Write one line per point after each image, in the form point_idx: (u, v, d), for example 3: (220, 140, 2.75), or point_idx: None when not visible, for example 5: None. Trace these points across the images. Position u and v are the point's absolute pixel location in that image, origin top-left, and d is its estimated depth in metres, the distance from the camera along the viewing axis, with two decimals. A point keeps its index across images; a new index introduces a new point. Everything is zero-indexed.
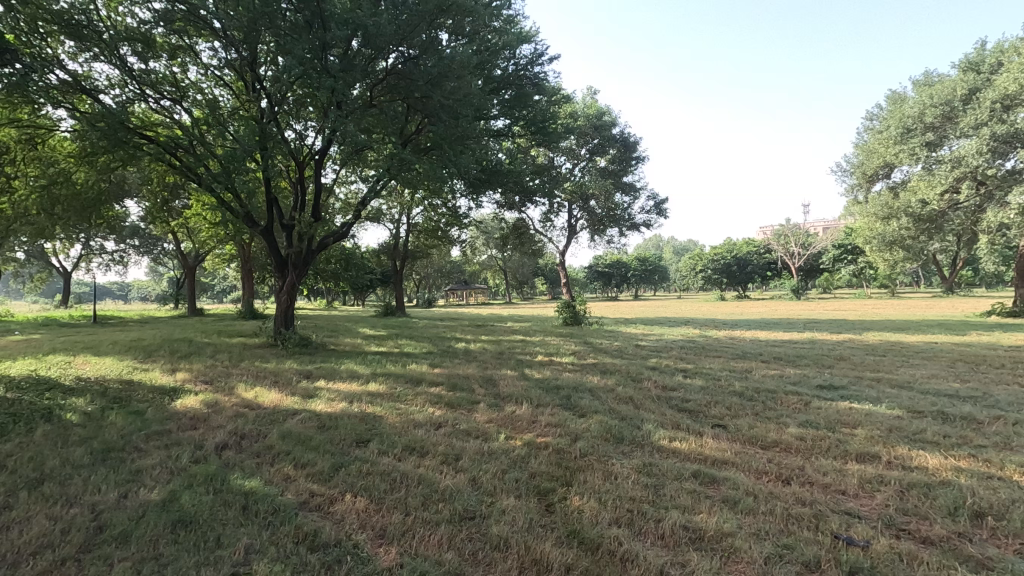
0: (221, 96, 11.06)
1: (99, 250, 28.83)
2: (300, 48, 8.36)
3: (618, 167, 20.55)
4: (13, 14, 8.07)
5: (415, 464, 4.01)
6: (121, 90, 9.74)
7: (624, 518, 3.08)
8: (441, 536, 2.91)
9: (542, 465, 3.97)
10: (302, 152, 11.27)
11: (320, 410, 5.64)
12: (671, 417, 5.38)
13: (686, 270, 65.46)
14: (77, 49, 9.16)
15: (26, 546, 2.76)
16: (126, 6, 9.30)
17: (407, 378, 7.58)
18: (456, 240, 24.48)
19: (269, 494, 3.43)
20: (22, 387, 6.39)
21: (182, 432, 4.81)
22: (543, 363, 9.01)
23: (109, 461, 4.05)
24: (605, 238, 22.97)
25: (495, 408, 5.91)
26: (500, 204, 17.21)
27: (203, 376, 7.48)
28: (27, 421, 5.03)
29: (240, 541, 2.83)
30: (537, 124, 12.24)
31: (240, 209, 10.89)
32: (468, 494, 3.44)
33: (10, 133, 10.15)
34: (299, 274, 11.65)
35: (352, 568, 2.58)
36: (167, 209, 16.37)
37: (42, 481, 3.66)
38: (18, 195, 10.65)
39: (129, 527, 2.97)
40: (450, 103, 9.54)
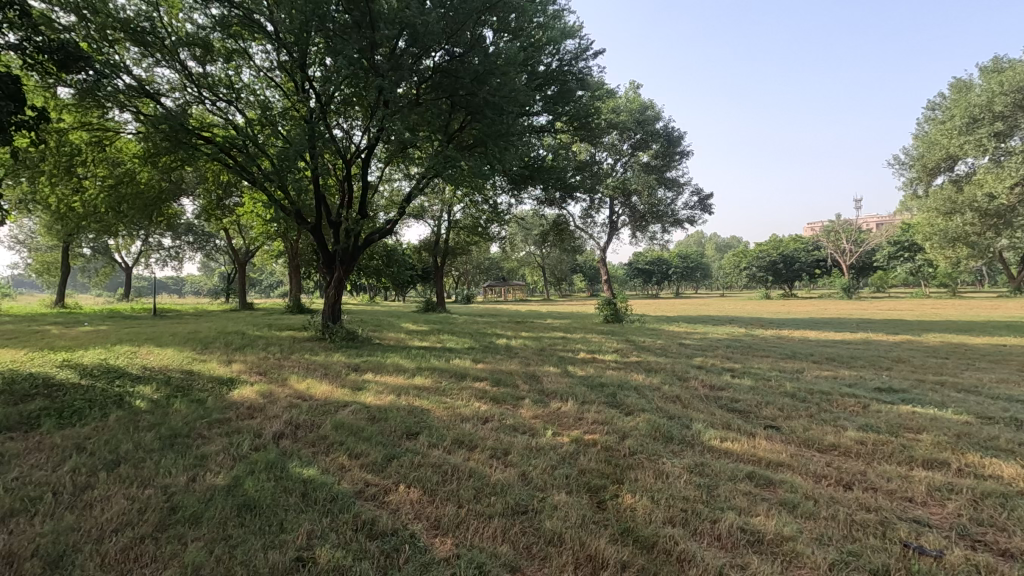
0: (272, 97, 11.38)
1: (157, 246, 30.34)
2: (349, 48, 8.50)
3: (661, 162, 20.19)
4: (86, 24, 8.60)
5: (465, 458, 4.07)
6: (181, 94, 10.21)
7: (678, 517, 3.04)
8: (495, 529, 2.94)
9: (592, 462, 3.96)
10: (349, 149, 11.51)
11: (369, 403, 5.78)
12: (721, 417, 5.28)
13: (729, 268, 63.92)
14: (141, 56, 9.64)
15: (109, 524, 2.95)
16: (186, 13, 9.71)
17: (451, 373, 7.70)
18: (495, 237, 24.59)
19: (326, 482, 3.55)
20: (95, 375, 6.82)
21: (241, 420, 5.03)
22: (586, 360, 8.99)
23: (176, 446, 4.27)
24: (648, 235, 22.64)
25: (540, 404, 5.93)
26: (541, 200, 17.17)
27: (257, 368, 7.79)
28: (101, 407, 5.36)
29: (303, 526, 2.94)
30: (580, 119, 12.13)
31: (291, 206, 11.23)
32: (519, 489, 3.46)
33: (83, 136, 10.78)
34: (346, 270, 11.94)
35: (410, 558, 2.65)
36: (221, 207, 17.05)
37: (118, 463, 3.90)
38: (88, 195, 11.33)
39: (199, 510, 3.12)
40: (496, 99, 9.53)
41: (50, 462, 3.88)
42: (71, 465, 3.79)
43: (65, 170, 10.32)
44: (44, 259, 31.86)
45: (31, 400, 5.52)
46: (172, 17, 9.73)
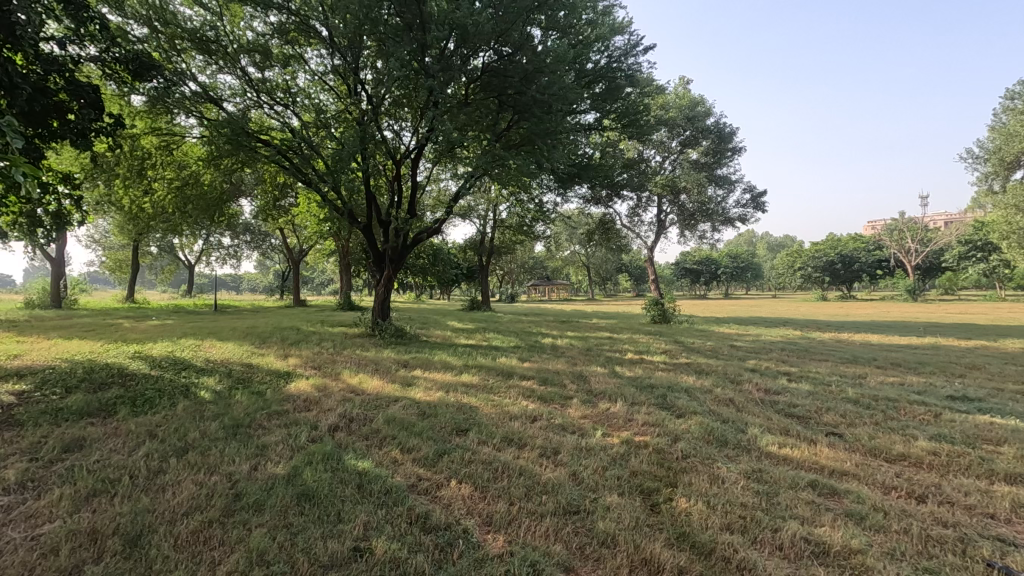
0: (326, 100, 11.71)
1: (217, 245, 31.86)
2: (402, 51, 8.67)
3: (712, 159, 19.67)
4: (157, 36, 9.14)
5: (514, 455, 4.07)
6: (241, 99, 10.67)
7: (737, 524, 2.94)
8: (548, 527, 2.93)
9: (644, 464, 3.89)
10: (399, 149, 11.75)
11: (419, 398, 5.88)
12: (778, 422, 5.09)
13: (783, 268, 61.50)
14: (206, 64, 10.12)
15: (180, 507, 3.10)
16: (247, 21, 10.14)
17: (498, 371, 7.74)
18: (540, 236, 24.55)
19: (380, 475, 3.62)
20: (164, 366, 7.24)
21: (298, 413, 5.21)
22: (634, 361, 8.85)
23: (239, 436, 4.46)
24: (696, 234, 22.10)
25: (588, 404, 5.88)
26: (587, 198, 17.00)
27: (311, 363, 8.05)
28: (170, 396, 5.68)
29: (359, 517, 3.01)
30: (629, 117, 11.94)
31: (343, 206, 11.56)
32: (570, 489, 3.43)
33: (152, 141, 11.37)
34: (395, 268, 12.19)
35: (463, 553, 2.67)
36: (277, 207, 17.72)
37: (187, 450, 4.11)
38: (157, 197, 12.00)
39: (262, 497, 3.25)
40: (544, 98, 9.51)
41: (126, 447, 4.13)
42: (145, 451, 4.02)
43: (137, 172, 10.91)
44: (116, 257, 33.89)
45: (108, 388, 5.90)
46: (234, 26, 10.12)
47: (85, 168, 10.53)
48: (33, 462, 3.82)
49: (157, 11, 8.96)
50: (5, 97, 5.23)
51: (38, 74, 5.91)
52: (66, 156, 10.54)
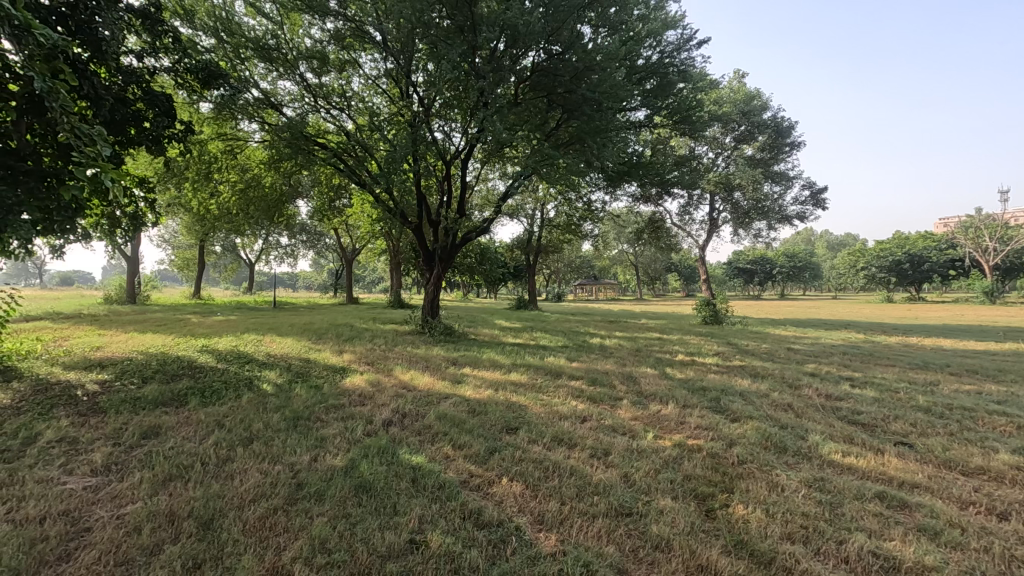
0: (379, 103, 11.99)
1: (276, 244, 33.30)
2: (454, 53, 8.81)
3: (768, 155, 19.00)
4: (223, 46, 9.64)
5: (565, 455, 4.07)
6: (299, 104, 11.09)
7: (798, 534, 2.84)
8: (600, 528, 2.92)
9: (697, 468, 3.81)
10: (449, 150, 11.94)
11: (469, 396, 5.96)
12: (841, 429, 4.87)
13: (844, 268, 58.52)
14: (268, 71, 10.58)
15: (247, 494, 3.27)
16: (306, 28, 10.52)
17: (547, 370, 7.73)
18: (588, 234, 24.33)
19: (434, 470, 3.70)
20: (229, 359, 7.63)
21: (354, 407, 5.38)
22: (686, 363, 8.65)
23: (299, 428, 4.66)
24: (751, 233, 21.38)
25: (638, 405, 5.79)
26: (637, 197, 16.74)
27: (365, 359, 8.29)
28: (235, 388, 5.99)
29: (414, 511, 3.08)
30: (681, 113, 11.67)
31: (395, 206, 11.87)
32: (622, 491, 3.40)
33: (218, 146, 11.99)
34: (444, 267, 12.38)
35: (516, 550, 2.70)
36: (331, 208, 18.33)
37: (252, 440, 4.32)
38: (222, 199, 12.65)
39: (322, 487, 3.38)
40: (595, 96, 9.44)
41: (198, 435, 4.39)
42: (214, 440, 4.26)
43: (205, 175, 11.54)
44: (183, 257, 35.96)
45: (180, 380, 6.29)
46: (294, 33, 10.53)
47: (159, 172, 11.22)
48: (116, 447, 4.12)
49: (224, 22, 9.45)
50: (92, 108, 5.63)
51: (119, 85, 6.34)
52: (142, 161, 11.28)
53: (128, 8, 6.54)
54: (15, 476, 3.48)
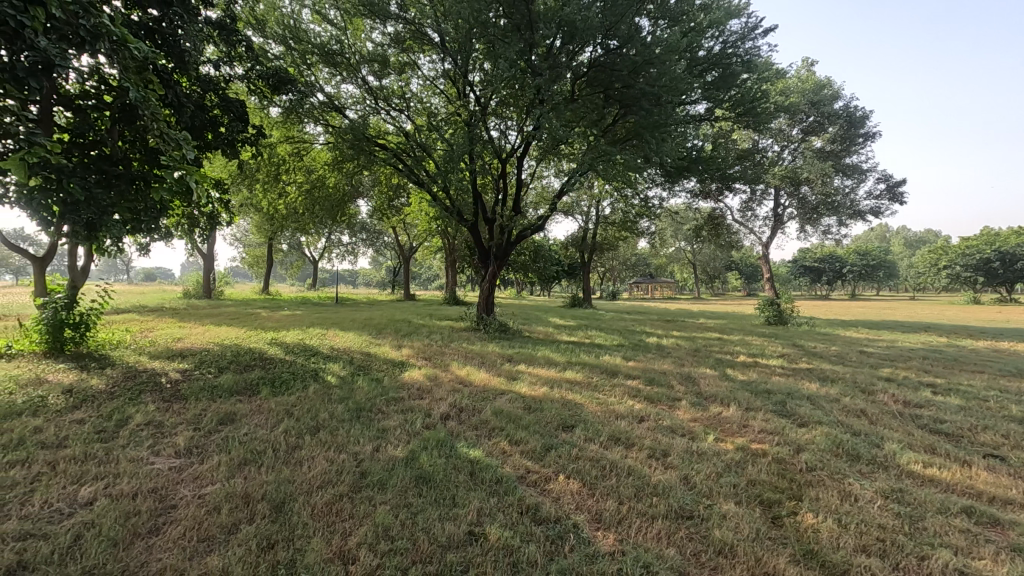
0: (437, 104, 12.20)
1: (337, 242, 34.60)
2: (511, 51, 8.87)
3: (840, 147, 17.97)
4: (292, 53, 10.11)
5: (622, 455, 4.02)
6: (361, 106, 11.46)
7: (874, 547, 2.69)
8: (660, 530, 2.87)
9: (763, 473, 3.66)
10: (505, 148, 12.00)
11: (525, 393, 5.98)
12: (921, 438, 4.56)
13: (924, 267, 54.48)
14: (332, 76, 11.00)
15: (315, 480, 3.43)
16: (368, 33, 10.85)
17: (602, 369, 7.65)
18: (644, 232, 23.84)
19: (491, 465, 3.75)
20: (296, 352, 8.01)
21: (413, 400, 5.53)
22: (748, 364, 8.34)
23: (362, 418, 4.83)
24: (820, 229, 20.32)
25: (698, 407, 5.64)
26: (697, 193, 16.25)
27: (423, 353, 8.50)
28: (302, 379, 6.29)
29: (472, 503, 3.13)
30: (745, 105, 11.23)
31: (452, 204, 12.06)
32: (682, 493, 3.32)
33: (287, 148, 12.58)
34: (499, 264, 12.49)
35: (574, 547, 2.69)
36: (391, 207, 18.85)
37: (318, 429, 4.52)
38: (289, 198, 13.28)
39: (384, 477, 3.49)
40: (654, 89, 9.23)
41: (269, 423, 4.64)
42: (284, 427, 4.48)
43: (274, 177, 12.15)
44: (254, 254, 38.01)
45: (252, 370, 6.66)
46: (356, 38, 10.87)
47: (233, 174, 11.91)
48: (196, 431, 4.41)
49: (292, 30, 9.90)
50: (175, 115, 6.02)
51: (198, 93, 6.76)
52: (219, 164, 11.99)
53: (207, 21, 6.94)
54: (110, 455, 3.79)
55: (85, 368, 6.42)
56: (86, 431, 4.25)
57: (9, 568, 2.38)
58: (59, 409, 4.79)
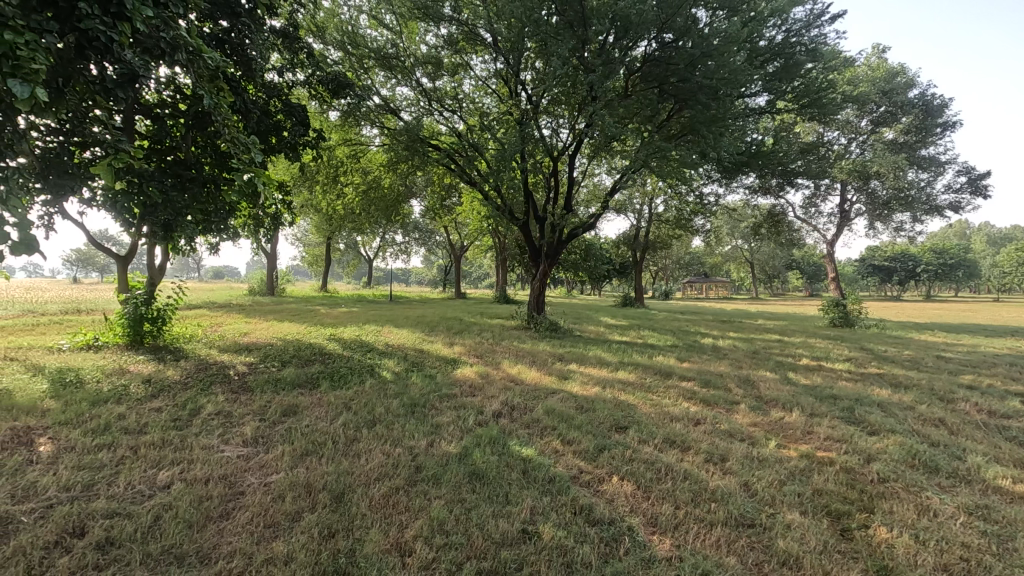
0: (489, 103, 12.29)
1: (391, 241, 35.44)
2: (563, 48, 8.81)
3: (915, 137, 16.83)
4: (350, 58, 10.43)
5: (678, 458, 3.92)
6: (415, 107, 11.69)
7: (958, 567, 2.50)
8: (719, 537, 2.78)
9: (829, 483, 3.48)
10: (556, 146, 11.96)
11: (576, 392, 5.94)
12: (1009, 451, 4.21)
13: (1010, 265, 50.20)
14: (388, 79, 11.28)
15: (373, 472, 3.52)
16: (422, 35, 11.05)
17: (655, 369, 7.49)
18: (699, 230, 23.20)
19: (544, 463, 3.74)
20: (353, 347, 8.27)
21: (465, 397, 5.59)
22: (812, 368, 7.95)
23: (417, 414, 4.93)
24: (891, 225, 19.11)
25: (758, 411, 5.43)
26: (756, 189, 15.63)
27: (475, 351, 8.60)
28: (359, 374, 6.49)
29: (526, 501, 3.14)
30: (810, 96, 10.68)
31: (503, 203, 12.14)
32: (743, 500, 3.20)
33: (345, 151, 13.01)
34: (550, 263, 12.45)
35: (629, 550, 2.65)
36: (443, 206, 19.13)
37: (375, 423, 4.65)
38: (347, 199, 13.72)
39: (439, 472, 3.55)
40: (712, 82, 8.93)
41: (328, 416, 4.81)
42: (343, 421, 4.64)
43: (333, 178, 12.58)
44: (313, 253, 39.49)
45: (312, 364, 6.93)
46: (411, 41, 11.10)
47: (295, 177, 12.43)
48: (262, 422, 4.63)
49: (350, 36, 10.22)
50: (242, 120, 6.31)
51: (263, 99, 7.07)
52: (281, 167, 12.54)
53: (272, 30, 7.27)
54: (185, 442, 4.03)
55: (162, 360, 6.87)
56: (164, 419, 4.54)
57: (98, 543, 2.57)
58: (139, 398, 5.14)
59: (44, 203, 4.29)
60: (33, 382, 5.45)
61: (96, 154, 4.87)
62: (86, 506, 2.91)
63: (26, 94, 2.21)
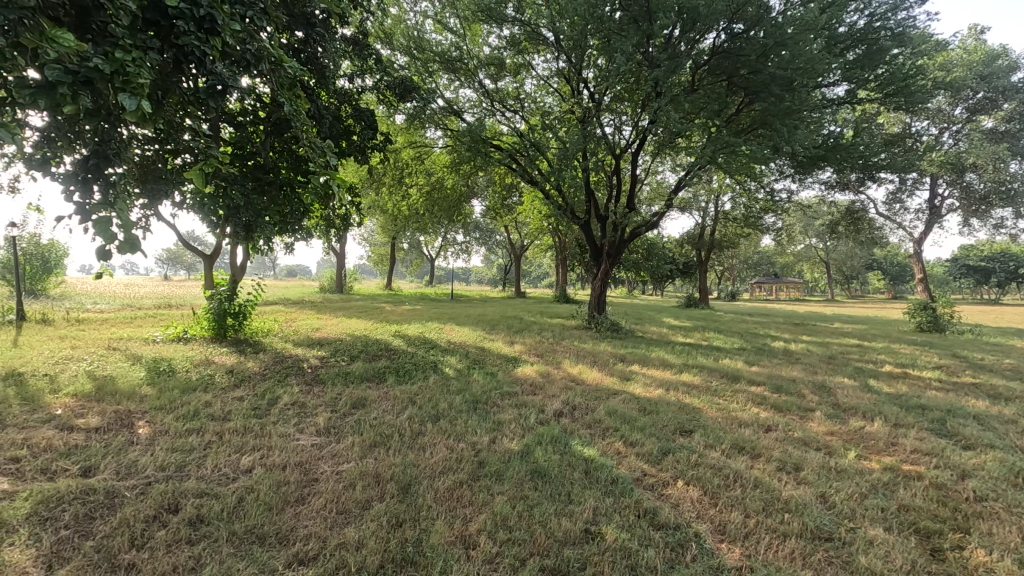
0: (551, 102, 12.29)
1: (453, 241, 36.10)
2: (627, 45, 8.68)
3: (1018, 125, 15.34)
4: (416, 62, 10.73)
5: (747, 465, 3.77)
6: (478, 108, 11.85)
7: None
8: (793, 549, 2.65)
9: (917, 499, 3.25)
10: (619, 143, 11.79)
11: (638, 394, 5.84)
12: None
13: None
14: (451, 82, 11.52)
15: (437, 466, 3.61)
16: (486, 37, 11.17)
17: (722, 372, 7.25)
18: (769, 228, 22.15)
19: (606, 464, 3.70)
20: (416, 344, 8.51)
21: (526, 395, 5.63)
22: (897, 376, 7.41)
23: (479, 410, 5.02)
24: (989, 222, 17.51)
25: (835, 419, 5.14)
26: (833, 184, 14.76)
27: (535, 350, 8.63)
28: (423, 370, 6.67)
29: (588, 502, 3.12)
30: (896, 84, 9.97)
31: (564, 203, 12.08)
32: (819, 512, 3.04)
33: (410, 153, 13.39)
34: (611, 262, 12.28)
35: (696, 557, 2.58)
36: (504, 206, 19.28)
37: (439, 417, 4.77)
38: (412, 200, 14.11)
39: (501, 468, 3.59)
40: (786, 73, 8.51)
41: (395, 409, 4.97)
42: (408, 414, 4.78)
43: (399, 180, 12.99)
44: (378, 252, 41.03)
45: (379, 360, 7.20)
46: (474, 44, 11.26)
47: (363, 179, 12.93)
48: (334, 412, 4.86)
49: (415, 41, 10.51)
50: (315, 126, 6.63)
51: (334, 105, 7.40)
52: (350, 170, 13.07)
53: (344, 38, 7.59)
54: (265, 429, 4.30)
55: (243, 352, 7.35)
56: (245, 407, 4.85)
57: (191, 519, 2.79)
58: (223, 387, 5.52)
59: (143, 206, 4.66)
60: (132, 370, 5.96)
61: (187, 160, 5.24)
62: (180, 485, 3.16)
63: (134, 107, 2.41)
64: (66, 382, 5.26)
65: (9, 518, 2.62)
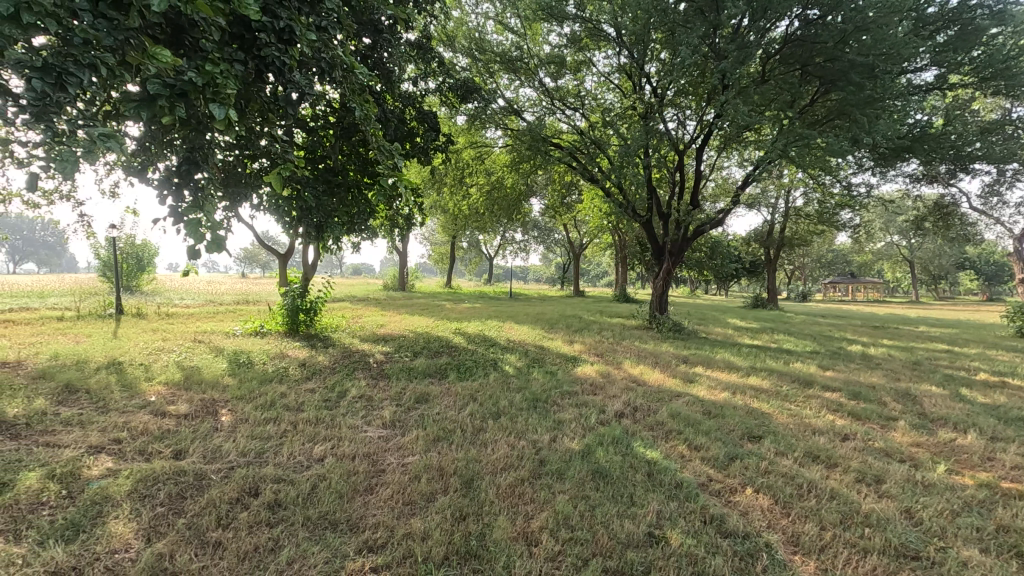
0: (611, 99, 12.11)
1: (512, 239, 36.31)
2: (693, 36, 8.43)
3: None
4: (478, 63, 10.85)
5: (823, 475, 3.58)
6: (538, 107, 11.86)
7: None
8: (875, 566, 2.50)
9: (1018, 520, 2.97)
10: (682, 139, 11.47)
11: (703, 396, 5.67)
12: None
13: None
14: (512, 81, 11.59)
15: (498, 462, 3.65)
16: (547, 35, 11.16)
17: (793, 377, 6.90)
18: (846, 224, 20.82)
19: (670, 468, 3.62)
20: (477, 342, 8.63)
21: (586, 395, 5.59)
22: (994, 385, 6.80)
23: (539, 408, 5.03)
24: None
25: (921, 429, 4.78)
26: (919, 177, 13.70)
27: (595, 350, 8.54)
28: (483, 367, 6.76)
29: (652, 505, 3.06)
30: (994, 67, 9.15)
31: (625, 201, 11.88)
32: (904, 528, 2.85)
33: (470, 154, 13.58)
34: (673, 261, 11.97)
35: (768, 568, 2.48)
36: (564, 204, 19.19)
37: (500, 414, 4.82)
38: (472, 199, 14.30)
39: (563, 467, 3.59)
40: (867, 59, 8.00)
41: (456, 405, 5.07)
42: (470, 410, 4.87)
43: (459, 180, 13.22)
44: (439, 252, 41.92)
45: (441, 356, 7.34)
46: (535, 43, 11.25)
47: (425, 180, 13.25)
48: (398, 406, 5.02)
49: (477, 42, 10.64)
50: (382, 129, 6.86)
51: (400, 108, 7.61)
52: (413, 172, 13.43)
53: (409, 43, 7.79)
54: (335, 421, 4.49)
55: (314, 347, 7.71)
56: (317, 399, 5.10)
57: (270, 503, 2.97)
58: (297, 379, 5.83)
59: (227, 208, 5.00)
60: (215, 361, 6.40)
61: (266, 164, 5.56)
62: (259, 470, 3.36)
63: (223, 116, 2.59)
64: (159, 371, 5.72)
65: (114, 494, 2.88)
